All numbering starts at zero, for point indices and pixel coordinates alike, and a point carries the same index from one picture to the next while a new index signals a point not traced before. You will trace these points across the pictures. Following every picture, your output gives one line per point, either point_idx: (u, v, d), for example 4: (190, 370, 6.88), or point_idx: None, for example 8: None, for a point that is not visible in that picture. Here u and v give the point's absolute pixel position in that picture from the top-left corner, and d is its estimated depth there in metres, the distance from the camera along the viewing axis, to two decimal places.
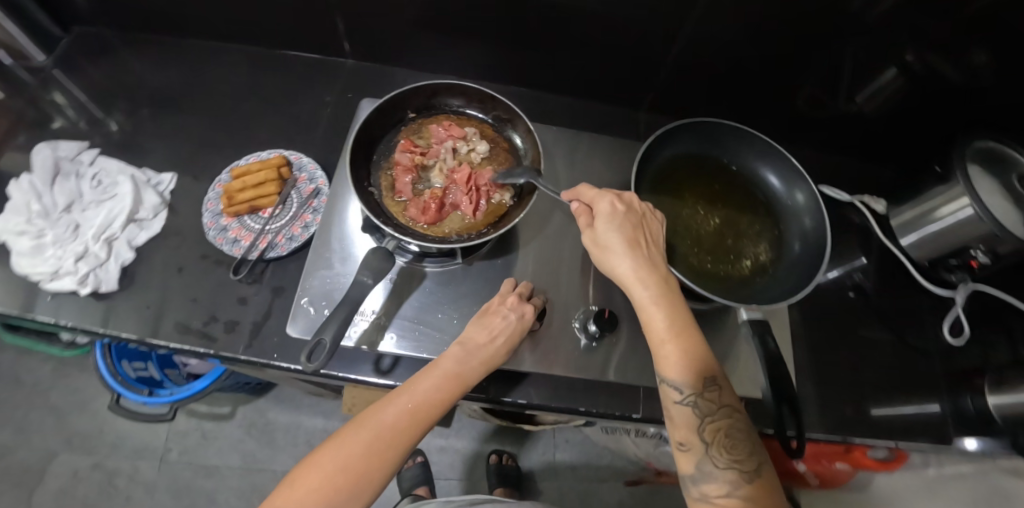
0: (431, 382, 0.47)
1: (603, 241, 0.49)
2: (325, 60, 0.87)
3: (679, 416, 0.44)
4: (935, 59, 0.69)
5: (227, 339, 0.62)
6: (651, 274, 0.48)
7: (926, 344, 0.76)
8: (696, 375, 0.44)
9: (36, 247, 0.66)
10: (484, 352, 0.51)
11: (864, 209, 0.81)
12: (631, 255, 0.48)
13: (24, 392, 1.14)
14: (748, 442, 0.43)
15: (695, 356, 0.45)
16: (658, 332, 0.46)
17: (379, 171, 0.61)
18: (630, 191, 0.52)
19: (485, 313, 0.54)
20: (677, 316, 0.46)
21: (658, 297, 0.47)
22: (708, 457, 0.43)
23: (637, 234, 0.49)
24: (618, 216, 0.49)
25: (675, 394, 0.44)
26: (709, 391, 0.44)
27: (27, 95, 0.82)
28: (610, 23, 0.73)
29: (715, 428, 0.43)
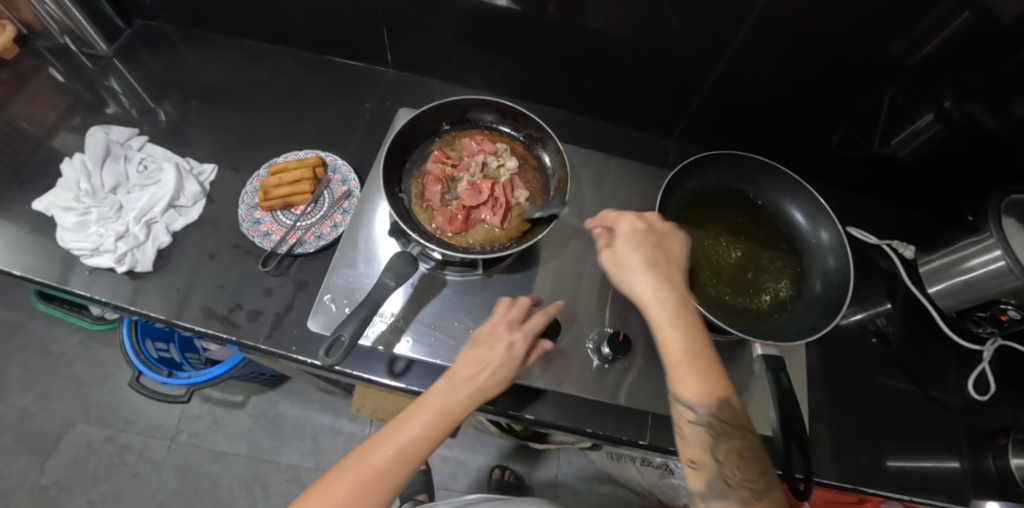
0: (423, 420, 0.46)
1: (621, 259, 0.49)
2: (368, 68, 0.91)
3: (692, 435, 0.43)
4: (974, 109, 0.67)
5: (250, 328, 0.65)
6: (671, 294, 0.47)
7: (950, 398, 0.73)
8: (713, 396, 0.43)
9: (81, 223, 0.70)
10: (468, 382, 0.48)
11: (893, 254, 0.80)
12: (649, 273, 0.48)
13: (50, 360, 1.18)
14: (759, 461, 0.43)
15: (711, 378, 0.44)
16: (674, 353, 0.45)
17: (410, 179, 0.63)
18: (651, 211, 0.53)
19: (474, 346, 0.50)
20: (692, 336, 0.45)
21: (675, 319, 0.46)
22: (719, 474, 0.42)
23: (657, 255, 0.49)
24: (639, 236, 0.50)
25: (689, 414, 0.43)
26: (724, 412, 0.43)
27: (88, 81, 0.87)
28: (647, 51, 0.75)
29: (728, 447, 0.42)
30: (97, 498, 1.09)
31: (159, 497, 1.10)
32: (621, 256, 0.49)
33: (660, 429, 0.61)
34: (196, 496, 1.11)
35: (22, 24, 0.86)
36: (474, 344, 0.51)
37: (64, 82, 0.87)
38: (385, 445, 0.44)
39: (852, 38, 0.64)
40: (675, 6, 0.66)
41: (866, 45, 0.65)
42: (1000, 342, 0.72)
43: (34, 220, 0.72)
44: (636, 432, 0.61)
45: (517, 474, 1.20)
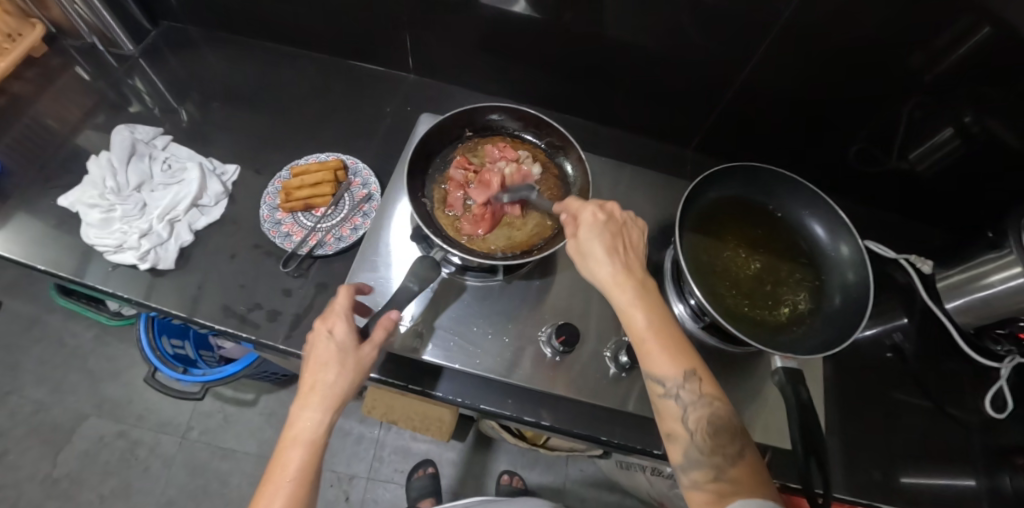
0: (302, 449, 0.46)
1: (582, 246, 0.49)
2: (389, 73, 0.92)
3: (665, 409, 0.43)
4: (994, 124, 0.66)
5: (269, 328, 0.65)
6: (630, 278, 0.47)
7: (966, 415, 0.73)
8: (677, 368, 0.43)
9: (105, 220, 0.71)
10: (327, 396, 0.47)
11: (910, 269, 0.78)
12: (609, 259, 0.47)
13: (65, 354, 1.20)
14: (729, 427, 0.43)
15: (676, 350, 0.44)
16: (640, 332, 0.45)
17: (432, 184, 0.65)
18: (611, 201, 0.52)
19: (318, 367, 0.48)
20: (654, 313, 0.46)
21: (637, 299, 0.46)
22: (694, 444, 0.42)
23: (616, 241, 0.49)
24: (599, 224, 0.49)
25: (658, 388, 0.44)
26: (690, 383, 0.43)
27: (114, 80, 0.89)
28: (665, 60, 0.75)
29: (699, 417, 0.43)
30: (108, 492, 1.10)
31: (168, 493, 1.11)
32: (586, 244, 0.49)
33: None
34: (205, 492, 1.12)
35: (51, 23, 0.88)
36: (312, 366, 0.48)
37: (90, 81, 0.89)
38: (274, 493, 0.43)
39: (871, 52, 0.64)
40: (696, 18, 0.67)
41: (886, 59, 0.65)
42: (1018, 360, 0.71)
43: (59, 216, 0.73)
44: (651, 442, 0.62)
45: (524, 481, 1.19)
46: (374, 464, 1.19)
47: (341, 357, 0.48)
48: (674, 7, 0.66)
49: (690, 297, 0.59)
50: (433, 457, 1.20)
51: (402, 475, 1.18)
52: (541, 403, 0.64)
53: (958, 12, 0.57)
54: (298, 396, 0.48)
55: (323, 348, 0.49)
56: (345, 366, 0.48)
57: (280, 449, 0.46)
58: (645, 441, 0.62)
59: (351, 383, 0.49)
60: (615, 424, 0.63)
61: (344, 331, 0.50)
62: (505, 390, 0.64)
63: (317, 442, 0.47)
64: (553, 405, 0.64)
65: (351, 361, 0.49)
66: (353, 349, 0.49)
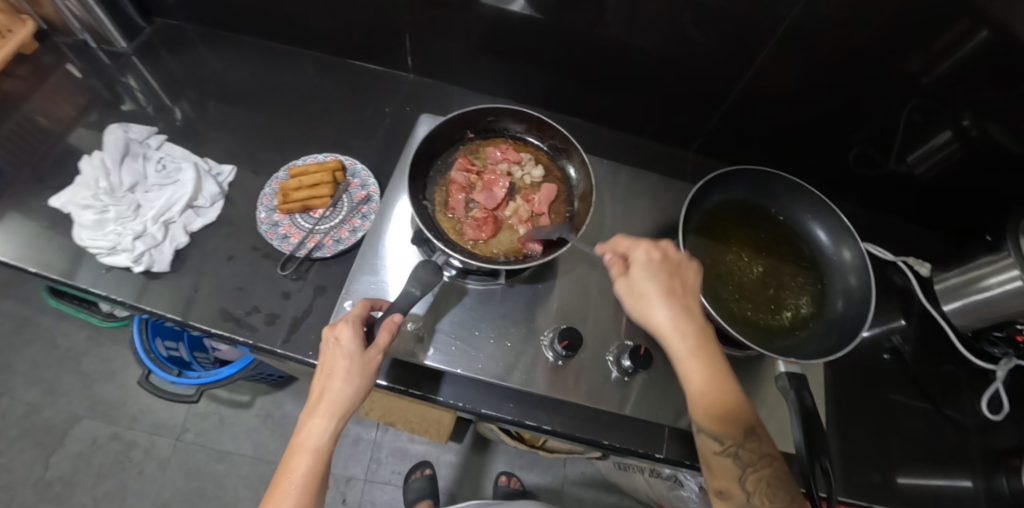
0: (308, 457, 0.45)
1: (639, 290, 0.49)
2: (387, 73, 0.91)
3: (720, 465, 0.44)
4: (992, 127, 0.66)
5: (267, 331, 0.65)
6: (690, 327, 0.47)
7: (962, 417, 0.73)
8: (738, 428, 0.44)
9: (99, 221, 0.70)
10: (334, 404, 0.47)
11: (908, 272, 0.78)
12: (668, 306, 0.48)
13: (57, 355, 1.18)
14: (786, 486, 0.44)
15: (735, 407, 0.45)
16: (698, 385, 0.45)
17: (434, 186, 0.64)
18: (667, 240, 0.52)
19: (328, 374, 0.48)
20: (714, 367, 0.46)
21: (696, 350, 0.46)
22: (749, 503, 0.43)
23: (672, 285, 0.49)
24: (653, 266, 0.50)
25: (715, 445, 0.44)
26: (749, 442, 0.44)
27: (107, 78, 0.88)
28: (666, 62, 0.75)
29: (756, 477, 0.44)
30: (101, 494, 1.09)
31: (163, 496, 1.10)
32: (643, 290, 0.49)
33: (677, 442, 0.62)
34: (201, 495, 1.11)
35: (42, 19, 0.86)
36: (324, 373, 0.48)
37: (83, 79, 0.87)
38: (280, 501, 0.43)
39: (872, 55, 0.64)
40: (698, 20, 0.66)
41: (887, 63, 0.64)
42: (1014, 362, 0.70)
43: (51, 217, 0.72)
44: (653, 445, 0.62)
45: (522, 482, 1.19)
46: (372, 465, 1.18)
47: (345, 362, 0.48)
48: (676, 8, 0.66)
49: None
50: (430, 459, 1.20)
51: (400, 476, 1.18)
52: (543, 408, 0.63)
53: (960, 16, 0.57)
54: (309, 404, 0.48)
55: (332, 355, 0.49)
56: (352, 372, 0.48)
57: (288, 456, 0.46)
58: (647, 445, 0.62)
59: (359, 390, 0.48)
60: (616, 428, 0.63)
61: (349, 334, 0.49)
62: (507, 394, 0.64)
63: (322, 450, 0.46)
64: (554, 409, 0.63)
65: (357, 367, 0.48)
66: (359, 353, 0.49)
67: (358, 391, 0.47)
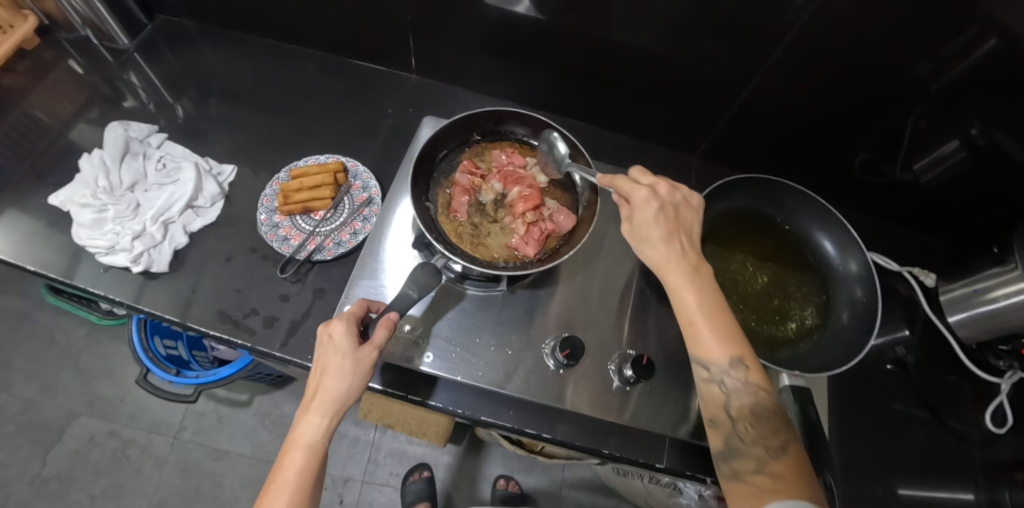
0: (302, 454, 0.45)
1: (637, 228, 0.49)
2: (391, 73, 0.91)
3: (708, 393, 0.45)
4: (1001, 137, 0.65)
5: (265, 334, 0.64)
6: (686, 261, 0.47)
7: (966, 429, 0.71)
8: (726, 355, 0.44)
9: (97, 220, 0.69)
10: (328, 401, 0.46)
11: (913, 281, 0.77)
12: (665, 242, 0.48)
13: (56, 351, 1.18)
14: (774, 418, 0.43)
15: (726, 336, 0.45)
16: (690, 314, 0.46)
17: (437, 188, 0.63)
18: (672, 184, 0.51)
19: (321, 371, 0.47)
20: (709, 299, 0.46)
21: (690, 284, 0.46)
22: (735, 432, 0.43)
23: (672, 225, 0.49)
24: (653, 207, 0.49)
25: (704, 372, 0.45)
26: (737, 370, 0.44)
27: (109, 75, 0.87)
28: (671, 66, 0.74)
29: (741, 406, 0.44)
30: (98, 492, 1.09)
31: (160, 494, 1.10)
32: (644, 229, 0.49)
33: (678, 451, 0.62)
34: (198, 494, 1.11)
35: (44, 15, 0.85)
36: (318, 371, 0.48)
37: (83, 75, 0.87)
38: (273, 498, 0.43)
39: (877, 60, 0.63)
40: (704, 24, 0.66)
41: (892, 69, 0.64)
42: (1021, 376, 0.69)
43: (49, 215, 0.72)
44: (653, 455, 0.62)
45: (520, 485, 1.19)
46: (370, 467, 1.18)
47: (338, 359, 0.47)
48: (682, 12, 0.65)
49: None
50: (429, 461, 1.19)
51: (398, 478, 1.17)
52: (542, 415, 0.63)
53: (967, 23, 0.56)
54: (304, 401, 0.47)
55: (326, 352, 0.48)
56: (345, 369, 0.47)
57: (283, 454, 0.45)
58: (646, 454, 0.61)
59: (353, 386, 0.47)
60: (616, 436, 0.62)
61: (342, 331, 0.48)
62: (507, 401, 0.63)
63: (316, 447, 0.45)
64: (553, 417, 0.63)
65: (350, 364, 0.47)
66: (352, 350, 0.48)
67: (351, 387, 0.46)
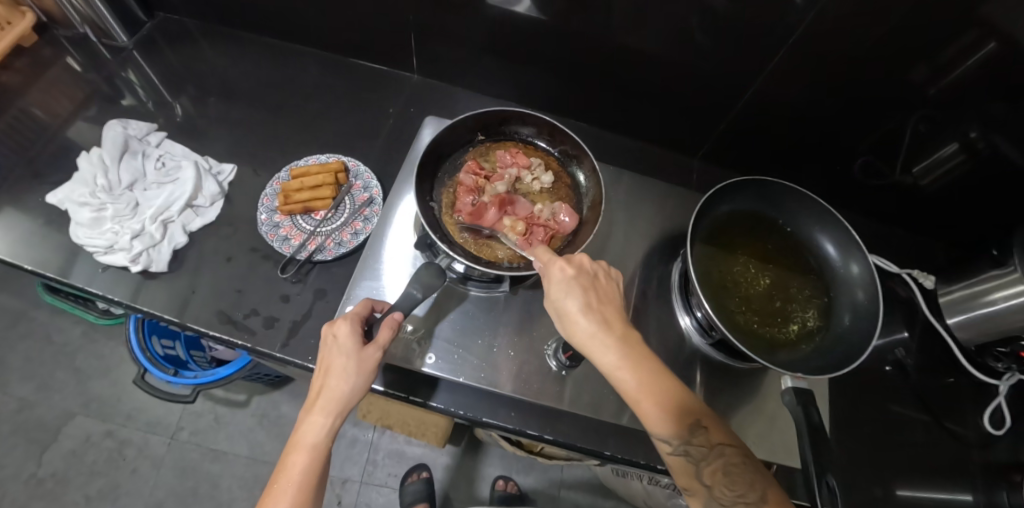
0: (306, 455, 0.45)
1: (558, 306, 0.48)
2: (393, 73, 0.90)
3: (677, 466, 0.44)
4: (1001, 142, 0.65)
5: (266, 335, 0.64)
6: (610, 336, 0.47)
7: (964, 430, 0.71)
8: (681, 426, 0.43)
9: (96, 219, 0.69)
10: (332, 401, 0.46)
11: (912, 283, 0.76)
12: (585, 317, 0.47)
13: (52, 350, 1.17)
14: (745, 470, 0.43)
15: (673, 406, 0.44)
16: (632, 392, 0.45)
17: (441, 187, 0.63)
18: (581, 253, 0.51)
19: (326, 371, 0.47)
20: (643, 373, 0.45)
21: (623, 360, 0.45)
22: (713, 496, 0.43)
23: (589, 295, 0.48)
24: (569, 281, 0.49)
25: (665, 446, 0.44)
26: (696, 436, 0.43)
27: (107, 72, 0.86)
28: (672, 67, 0.74)
29: (712, 470, 0.43)
30: (94, 493, 1.08)
31: (157, 495, 1.09)
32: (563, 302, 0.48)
33: None
34: (195, 495, 1.10)
35: (42, 12, 0.85)
36: (322, 371, 0.47)
37: (82, 73, 0.86)
38: (276, 498, 0.42)
39: (877, 63, 0.63)
40: (706, 26, 0.66)
41: (892, 72, 0.64)
42: (1018, 378, 0.68)
43: (47, 213, 0.71)
44: (654, 457, 0.62)
45: (519, 486, 1.19)
46: (368, 467, 1.17)
47: (342, 359, 0.47)
48: (684, 13, 0.65)
49: (697, 310, 0.59)
50: (427, 462, 1.19)
51: (396, 479, 1.17)
52: (544, 417, 0.62)
53: (967, 26, 0.56)
54: (307, 401, 0.47)
55: (330, 353, 0.48)
56: (350, 369, 0.47)
57: (286, 454, 0.45)
58: (647, 456, 0.61)
59: (357, 387, 0.47)
60: (617, 438, 0.62)
61: (346, 332, 0.48)
62: (508, 403, 0.63)
63: (320, 447, 0.45)
64: (555, 418, 0.63)
65: (354, 364, 0.47)
66: (357, 350, 0.48)
67: (355, 387, 0.46)
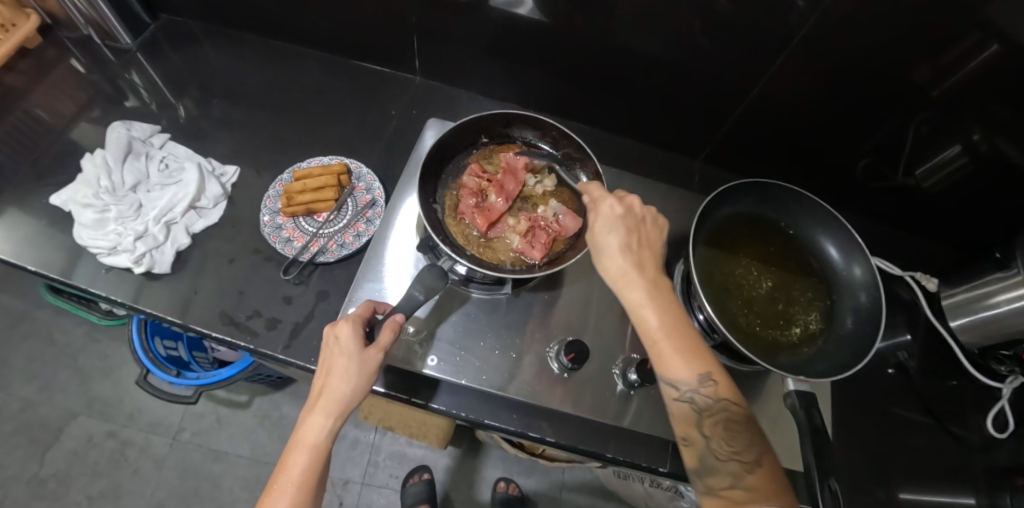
0: (306, 455, 0.45)
1: (598, 241, 0.49)
2: (395, 75, 0.91)
3: (679, 413, 0.44)
4: (1004, 144, 0.64)
5: (268, 337, 0.64)
6: (643, 276, 0.47)
7: (966, 433, 0.70)
8: (690, 372, 0.43)
9: (99, 220, 0.69)
10: (333, 403, 0.46)
11: (916, 286, 0.76)
12: (622, 255, 0.47)
13: (55, 350, 1.17)
14: (746, 430, 0.43)
15: (690, 352, 0.44)
16: (651, 331, 0.45)
17: (445, 190, 0.64)
18: (633, 195, 0.52)
19: (328, 372, 0.47)
20: (668, 314, 0.45)
21: (650, 298, 0.45)
22: (709, 449, 0.43)
23: (631, 237, 0.48)
24: (614, 219, 0.49)
25: (672, 391, 0.44)
26: (704, 387, 0.43)
27: (111, 74, 0.87)
28: (674, 69, 0.74)
29: (712, 421, 0.43)
30: (96, 493, 1.08)
31: (158, 496, 1.09)
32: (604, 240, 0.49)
33: (682, 456, 0.62)
34: (197, 495, 1.10)
35: (46, 14, 0.85)
36: (324, 371, 0.48)
37: (86, 75, 0.86)
38: (276, 498, 0.42)
39: (879, 65, 0.63)
40: (709, 28, 0.66)
41: (893, 73, 0.64)
42: (1021, 381, 0.67)
43: (50, 214, 0.71)
44: (655, 459, 0.62)
45: (520, 488, 1.19)
46: (369, 469, 1.17)
47: (343, 361, 0.47)
48: (686, 16, 0.65)
49: (699, 312, 0.59)
50: (428, 463, 1.19)
51: (397, 480, 1.17)
52: (546, 419, 0.63)
53: (969, 28, 0.56)
54: (308, 402, 0.47)
55: (332, 354, 0.48)
56: (350, 370, 0.47)
57: (286, 454, 0.45)
58: (649, 458, 0.61)
59: (357, 388, 0.47)
60: (618, 440, 0.62)
61: (348, 333, 0.48)
62: (510, 405, 0.63)
63: (320, 449, 0.45)
64: (556, 420, 0.63)
65: (355, 365, 0.47)
66: (358, 351, 0.47)
67: (355, 389, 0.46)
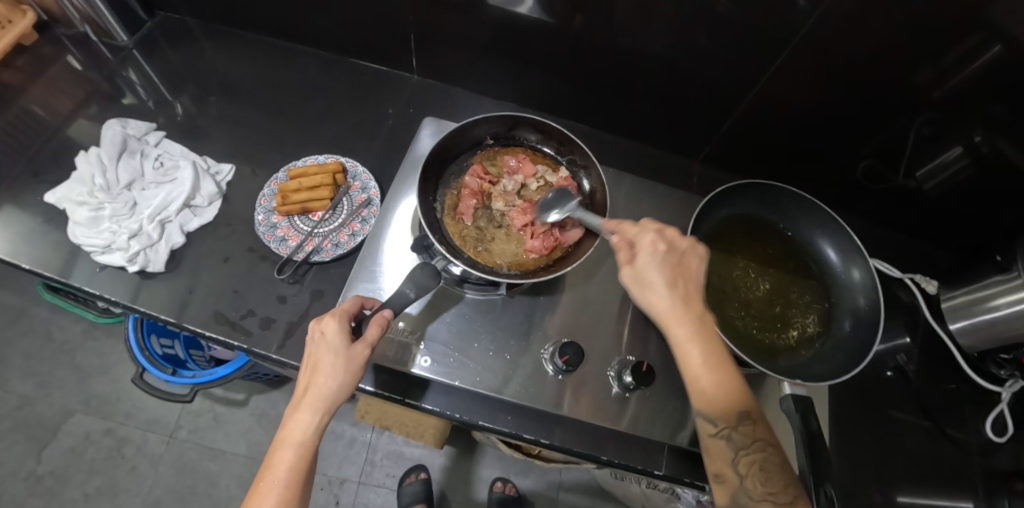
0: (292, 452, 0.44)
1: (640, 275, 0.47)
2: (393, 73, 0.90)
3: (715, 448, 0.43)
4: (1006, 146, 0.63)
5: (261, 336, 0.64)
6: (689, 312, 0.45)
7: (964, 436, 0.70)
8: (730, 410, 0.43)
9: (93, 219, 0.68)
10: (319, 399, 0.45)
11: (915, 288, 0.76)
12: (668, 291, 0.46)
13: (52, 347, 1.17)
14: (781, 471, 0.42)
15: (729, 389, 0.43)
16: (695, 368, 0.44)
17: (445, 188, 0.63)
18: (673, 228, 0.50)
19: (313, 369, 0.46)
20: (711, 351, 0.44)
21: (694, 334, 0.45)
22: (743, 489, 0.42)
23: (676, 272, 0.47)
24: (659, 255, 0.47)
25: (709, 427, 0.43)
26: (743, 425, 0.43)
27: (106, 71, 0.86)
28: (673, 68, 0.73)
29: (749, 461, 0.42)
30: (93, 490, 1.08)
31: (155, 494, 1.09)
32: (643, 273, 0.47)
33: (677, 458, 0.61)
34: (194, 493, 1.10)
35: (43, 10, 0.85)
36: (310, 367, 0.47)
37: (82, 72, 0.86)
38: (261, 498, 0.42)
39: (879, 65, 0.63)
40: (708, 28, 0.65)
41: (893, 73, 0.63)
42: (1022, 384, 0.67)
43: (45, 212, 0.71)
44: (652, 462, 0.61)
45: (517, 488, 1.19)
46: (366, 468, 1.17)
47: (330, 357, 0.46)
48: (685, 15, 0.64)
49: None
50: (425, 462, 1.19)
51: (394, 479, 1.17)
52: (541, 421, 0.62)
53: (970, 28, 0.55)
54: (294, 399, 0.46)
55: (318, 349, 0.47)
56: (336, 366, 0.46)
57: (272, 453, 0.45)
58: (645, 461, 0.61)
59: (345, 385, 0.46)
60: (614, 443, 0.62)
61: (335, 329, 0.48)
62: (505, 406, 0.63)
63: (306, 445, 0.45)
64: (551, 422, 0.62)
65: (342, 361, 0.46)
66: (345, 348, 0.47)
67: (342, 385, 0.46)
